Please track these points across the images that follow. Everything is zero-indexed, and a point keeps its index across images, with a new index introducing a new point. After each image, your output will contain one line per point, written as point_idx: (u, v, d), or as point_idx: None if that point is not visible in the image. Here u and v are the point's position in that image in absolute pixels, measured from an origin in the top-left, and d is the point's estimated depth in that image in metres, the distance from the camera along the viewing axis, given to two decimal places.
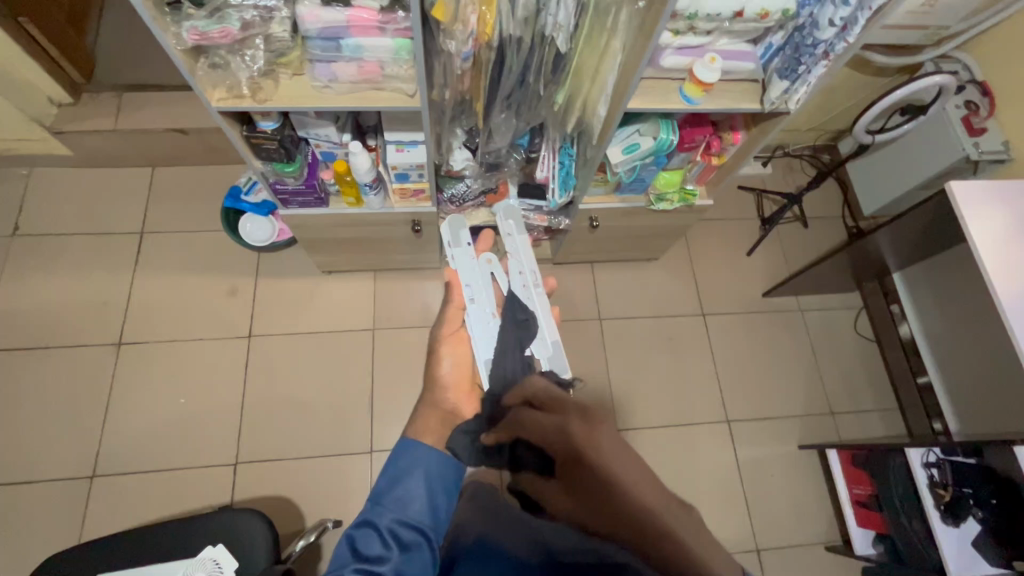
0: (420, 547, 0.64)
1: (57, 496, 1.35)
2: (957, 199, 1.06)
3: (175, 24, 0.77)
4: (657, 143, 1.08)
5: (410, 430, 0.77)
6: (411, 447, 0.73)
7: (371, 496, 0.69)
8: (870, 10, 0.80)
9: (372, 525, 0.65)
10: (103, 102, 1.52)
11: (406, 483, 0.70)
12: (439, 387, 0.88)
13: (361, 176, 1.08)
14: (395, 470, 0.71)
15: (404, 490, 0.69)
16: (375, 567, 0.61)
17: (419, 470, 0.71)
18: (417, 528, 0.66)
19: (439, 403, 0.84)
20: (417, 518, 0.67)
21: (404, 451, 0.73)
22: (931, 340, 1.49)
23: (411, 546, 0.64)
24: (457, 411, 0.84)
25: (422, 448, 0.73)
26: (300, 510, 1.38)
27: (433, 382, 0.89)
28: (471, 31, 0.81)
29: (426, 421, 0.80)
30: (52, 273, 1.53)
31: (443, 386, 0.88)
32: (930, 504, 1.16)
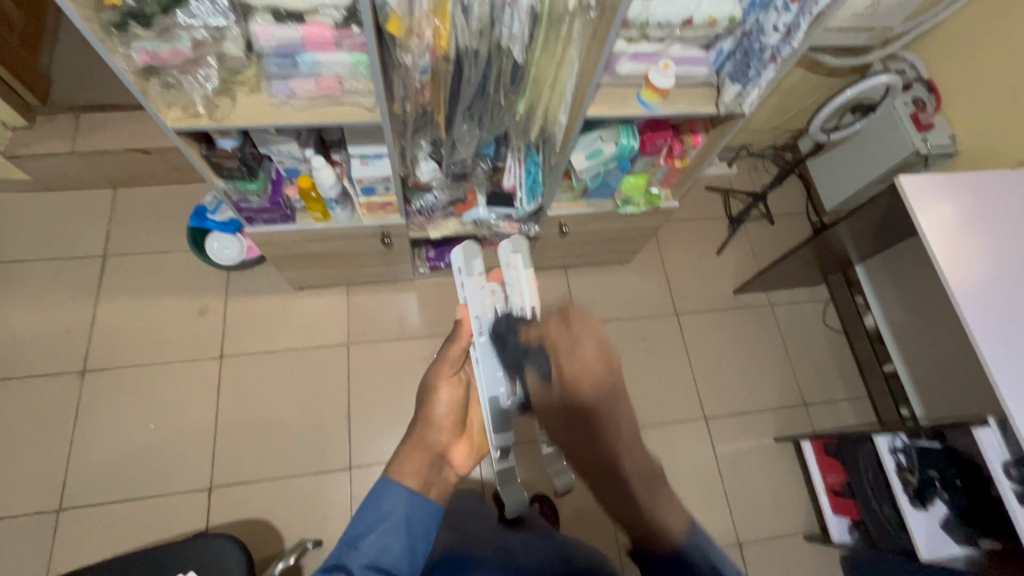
0: None
1: (22, 532, 1.30)
2: (906, 192, 1.11)
3: (124, 45, 0.76)
4: (619, 149, 1.10)
5: (392, 468, 0.75)
6: (388, 486, 0.72)
7: (342, 539, 0.69)
8: (811, 15, 0.82)
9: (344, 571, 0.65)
10: (59, 124, 1.49)
11: (380, 528, 0.69)
12: (430, 424, 0.81)
13: (326, 191, 1.09)
14: (367, 512, 0.70)
15: (376, 537, 0.68)
16: None
17: (396, 516, 0.70)
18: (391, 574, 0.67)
19: (430, 443, 0.79)
20: (392, 563, 0.67)
21: (383, 494, 0.71)
22: (894, 329, 1.53)
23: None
24: (446, 453, 0.80)
25: (401, 488, 0.72)
26: (279, 532, 1.35)
27: (424, 418, 0.82)
28: (428, 44, 0.83)
29: (412, 456, 0.76)
30: (11, 301, 1.48)
31: (437, 428, 0.81)
32: (899, 488, 1.19)
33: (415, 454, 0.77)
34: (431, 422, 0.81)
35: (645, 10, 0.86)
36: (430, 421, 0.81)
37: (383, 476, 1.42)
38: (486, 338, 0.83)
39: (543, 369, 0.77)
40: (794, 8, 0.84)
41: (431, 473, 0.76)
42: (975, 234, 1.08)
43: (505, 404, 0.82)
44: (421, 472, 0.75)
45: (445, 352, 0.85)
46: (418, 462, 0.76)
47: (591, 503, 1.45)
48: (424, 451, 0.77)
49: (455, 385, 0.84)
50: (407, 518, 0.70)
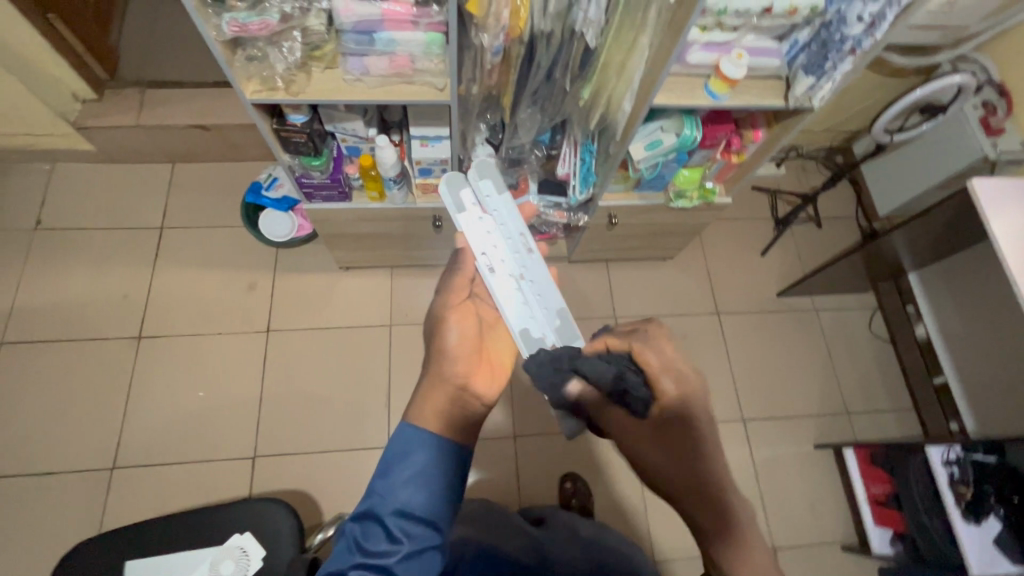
0: (428, 536, 0.62)
1: (78, 487, 1.36)
2: (980, 197, 1.07)
3: (216, 15, 0.78)
4: (681, 139, 1.09)
5: (411, 410, 0.69)
6: (411, 435, 0.66)
7: (367, 490, 0.64)
8: (898, 6, 0.81)
9: (372, 519, 0.62)
10: (126, 98, 1.54)
11: (405, 477, 0.63)
12: (447, 360, 0.74)
13: (387, 170, 1.09)
14: (387, 461, 0.64)
15: (401, 487, 0.63)
16: (380, 561, 0.59)
17: (416, 459, 0.64)
18: (417, 521, 0.62)
19: (448, 379, 0.72)
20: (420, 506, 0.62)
21: (403, 441, 0.65)
22: (947, 339, 1.51)
23: (414, 540, 0.61)
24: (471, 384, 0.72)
25: (417, 435, 0.66)
26: (318, 504, 1.39)
27: (439, 354, 0.75)
28: (503, 25, 0.81)
29: (431, 396, 0.70)
30: (74, 266, 1.55)
31: (453, 359, 0.75)
32: (951, 501, 1.13)
33: (431, 396, 0.70)
34: (445, 357, 0.75)
35: None
36: (445, 353, 0.75)
37: None
38: (498, 272, 0.88)
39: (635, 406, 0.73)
40: None
41: (451, 415, 0.68)
42: None
43: (537, 333, 0.87)
44: (442, 412, 0.68)
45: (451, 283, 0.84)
46: (435, 400, 0.69)
47: (626, 496, 1.44)
48: (442, 390, 0.71)
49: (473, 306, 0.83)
50: (425, 463, 0.64)
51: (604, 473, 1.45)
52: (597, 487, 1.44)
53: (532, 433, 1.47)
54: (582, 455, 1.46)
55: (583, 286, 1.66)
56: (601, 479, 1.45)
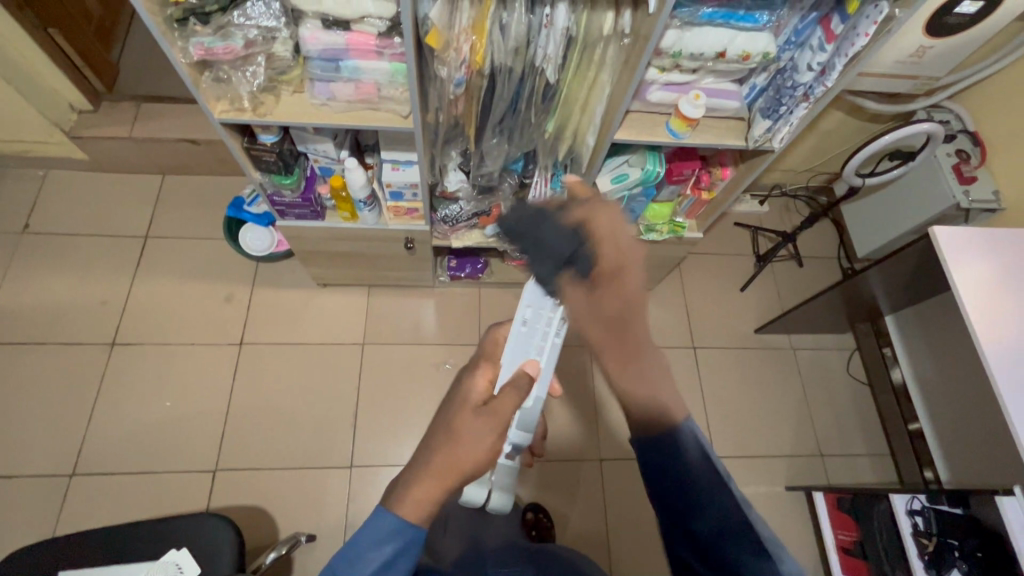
0: None
1: (35, 492, 1.35)
2: (942, 246, 1.07)
3: (182, 39, 0.81)
4: (645, 174, 1.10)
5: (392, 485, 0.60)
6: (384, 522, 0.57)
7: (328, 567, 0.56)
8: (846, 57, 0.86)
9: None
10: (121, 110, 1.59)
11: (372, 564, 0.55)
12: (452, 443, 0.60)
13: (356, 192, 1.12)
14: (353, 548, 0.56)
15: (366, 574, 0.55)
16: None
17: (386, 548, 0.56)
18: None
19: (457, 459, 0.59)
20: None
21: (374, 526, 0.57)
22: (922, 385, 1.49)
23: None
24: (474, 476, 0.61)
25: (391, 520, 0.57)
26: (275, 522, 1.37)
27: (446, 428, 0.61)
28: (464, 59, 0.85)
29: (430, 478, 0.58)
30: (56, 272, 1.57)
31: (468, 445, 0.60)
32: (914, 554, 1.16)
33: (436, 473, 0.59)
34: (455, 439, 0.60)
35: (678, 42, 0.85)
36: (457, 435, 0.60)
37: (384, 478, 1.43)
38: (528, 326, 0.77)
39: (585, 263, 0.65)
40: (829, 48, 0.87)
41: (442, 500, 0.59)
42: (1016, 293, 1.03)
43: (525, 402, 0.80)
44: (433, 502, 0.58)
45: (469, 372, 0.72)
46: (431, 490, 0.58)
47: (588, 530, 1.41)
48: (447, 471, 0.59)
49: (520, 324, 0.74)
50: (397, 551, 0.56)
51: (568, 505, 1.42)
52: (560, 518, 1.41)
53: None
54: (546, 484, 1.44)
55: None
56: (564, 511, 1.42)
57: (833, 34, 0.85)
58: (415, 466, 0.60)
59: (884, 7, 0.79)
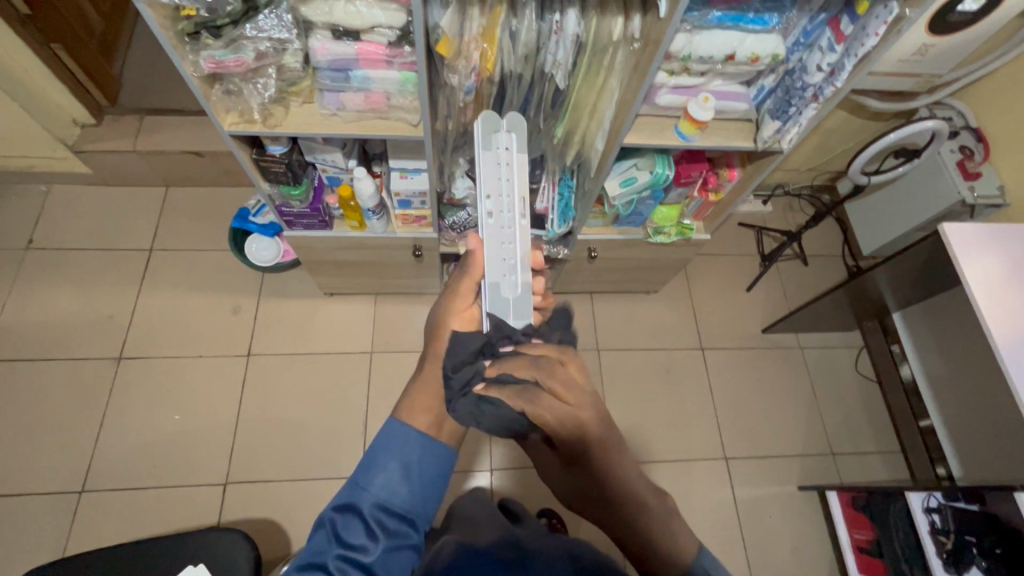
0: (405, 536, 0.61)
1: (44, 510, 1.34)
2: (951, 243, 1.07)
3: (193, 52, 0.81)
4: (654, 177, 1.10)
5: (402, 406, 0.69)
6: (399, 430, 0.66)
7: (350, 481, 0.63)
8: (855, 57, 0.87)
9: (354, 512, 0.61)
10: (125, 124, 1.59)
11: (391, 469, 0.63)
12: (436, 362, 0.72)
13: (364, 201, 1.11)
14: (373, 458, 0.64)
15: (386, 478, 0.63)
16: (359, 556, 0.58)
17: (403, 455, 0.64)
18: (402, 514, 0.62)
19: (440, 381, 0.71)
20: (406, 506, 0.62)
21: (388, 436, 0.65)
22: (933, 382, 1.48)
23: (395, 537, 0.60)
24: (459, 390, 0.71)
25: (412, 431, 0.66)
26: (288, 534, 1.36)
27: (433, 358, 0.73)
28: (474, 66, 0.86)
29: (420, 392, 0.69)
30: (61, 286, 1.56)
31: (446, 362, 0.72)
32: (931, 551, 1.17)
33: (426, 392, 0.69)
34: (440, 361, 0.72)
35: (688, 45, 0.85)
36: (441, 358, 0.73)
37: None
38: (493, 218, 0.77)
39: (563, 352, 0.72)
40: (839, 48, 0.87)
41: (442, 409, 0.68)
42: None
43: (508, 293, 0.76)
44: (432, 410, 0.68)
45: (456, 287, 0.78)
46: (426, 400, 0.68)
47: (602, 534, 1.40)
48: (433, 386, 0.69)
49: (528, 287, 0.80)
50: (416, 458, 0.64)
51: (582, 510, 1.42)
52: (573, 523, 1.40)
53: (508, 464, 1.44)
54: None
55: None
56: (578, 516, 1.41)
57: (842, 34, 0.86)
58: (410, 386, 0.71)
59: (894, 7, 0.79)
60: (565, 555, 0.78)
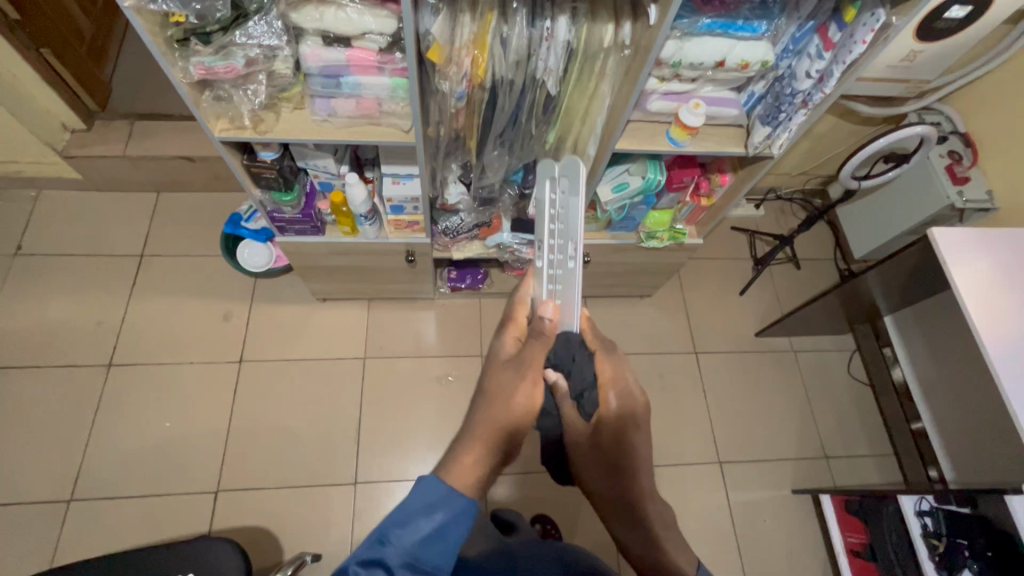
0: None
1: (32, 519, 1.32)
2: (941, 247, 1.08)
3: (183, 59, 0.81)
4: (646, 182, 1.11)
5: (444, 458, 0.67)
6: (435, 485, 0.64)
7: (373, 535, 0.62)
8: (843, 64, 0.87)
9: (380, 568, 0.59)
10: (115, 129, 1.58)
11: (424, 529, 0.62)
12: (497, 411, 0.70)
13: (356, 207, 1.11)
14: (406, 509, 0.63)
15: (416, 536, 0.61)
16: None
17: (437, 513, 0.63)
18: (427, 575, 0.61)
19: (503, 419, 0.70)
20: (433, 561, 0.62)
21: (423, 489, 0.64)
22: (924, 386, 1.48)
23: None
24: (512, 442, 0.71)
25: (444, 486, 0.64)
26: (280, 542, 1.35)
27: (492, 397, 0.71)
28: (465, 73, 0.86)
29: (473, 445, 0.68)
30: (50, 292, 1.55)
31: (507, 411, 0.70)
32: (924, 556, 1.18)
33: (480, 440, 0.68)
34: (498, 410, 0.70)
35: (678, 52, 0.85)
36: (503, 407, 0.70)
37: (389, 493, 1.41)
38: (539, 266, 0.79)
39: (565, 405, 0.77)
40: (827, 55, 0.87)
41: (490, 466, 0.68)
42: (1014, 292, 1.04)
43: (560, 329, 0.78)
44: (481, 462, 0.67)
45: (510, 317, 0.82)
46: (482, 452, 0.68)
47: (597, 540, 1.39)
48: (488, 433, 0.69)
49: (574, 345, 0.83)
50: (448, 517, 0.63)
51: (577, 516, 1.41)
52: (568, 529, 1.39)
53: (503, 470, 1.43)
54: (553, 495, 1.43)
55: None
56: (573, 522, 1.40)
57: (830, 41, 0.87)
58: (462, 436, 0.69)
59: (881, 15, 0.80)
60: (557, 562, 0.78)
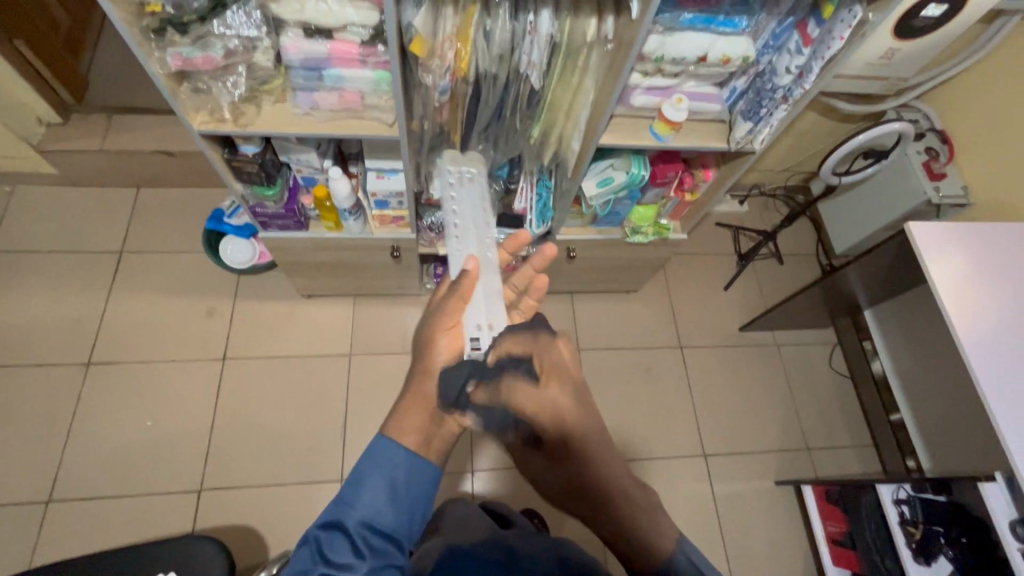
0: (391, 556, 0.59)
1: (8, 521, 1.29)
2: (917, 242, 1.10)
3: (159, 49, 0.80)
4: (629, 178, 1.12)
5: (390, 420, 0.64)
6: (387, 447, 0.62)
7: (336, 497, 0.60)
8: (822, 59, 0.89)
9: (340, 533, 0.58)
10: (92, 123, 1.54)
11: (381, 489, 0.60)
12: (423, 376, 0.67)
13: (340, 202, 1.10)
14: (362, 472, 0.61)
15: (373, 496, 0.60)
16: None
17: (394, 474, 0.61)
18: (387, 537, 0.60)
19: (426, 394, 0.65)
20: (393, 525, 0.60)
21: (376, 453, 0.61)
22: (903, 378, 1.51)
23: (381, 556, 0.58)
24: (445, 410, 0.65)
25: (399, 449, 0.62)
26: (265, 540, 1.34)
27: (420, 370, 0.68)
28: (448, 66, 0.86)
29: (408, 410, 0.65)
30: (26, 290, 1.51)
31: (434, 378, 0.66)
32: (901, 542, 1.19)
33: (409, 408, 0.65)
34: (425, 376, 0.67)
35: (660, 46, 0.86)
36: (428, 373, 0.67)
37: None
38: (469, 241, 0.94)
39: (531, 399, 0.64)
40: (806, 51, 0.89)
41: (432, 425, 0.64)
42: (987, 286, 1.07)
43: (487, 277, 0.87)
44: (421, 429, 0.64)
45: (443, 302, 0.75)
46: (415, 416, 0.64)
47: (584, 533, 1.41)
48: (420, 403, 0.65)
49: (521, 276, 0.85)
50: (405, 478, 0.61)
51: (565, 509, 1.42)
52: (557, 522, 1.40)
53: (491, 465, 1.44)
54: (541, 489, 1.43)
55: (546, 317, 1.66)
56: (561, 516, 1.41)
57: (809, 37, 0.88)
58: (399, 398, 0.66)
59: (858, 11, 0.82)
60: (546, 551, 0.78)
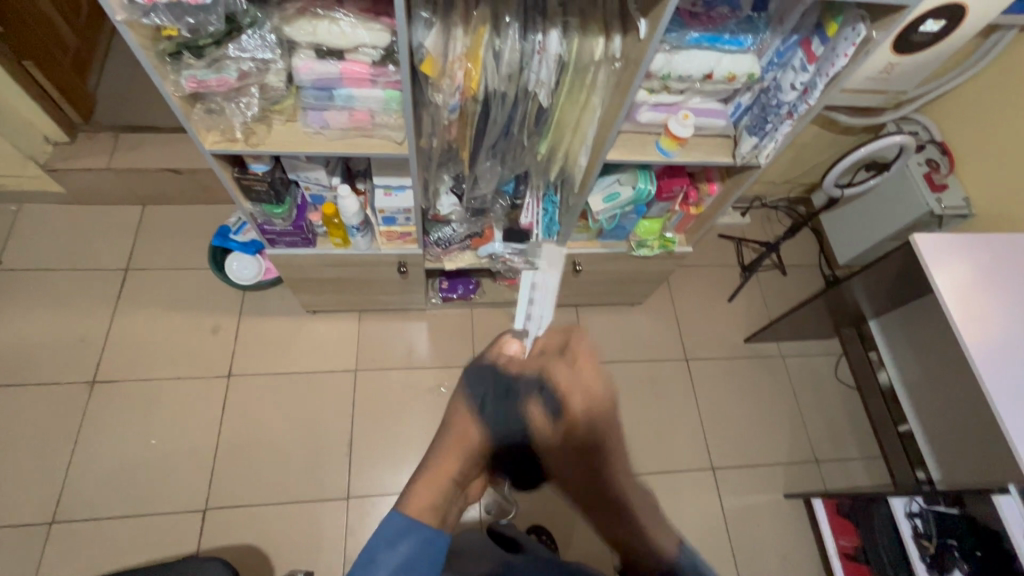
0: None
1: (10, 543, 1.27)
2: (923, 253, 1.11)
3: (174, 72, 0.81)
4: (636, 192, 1.13)
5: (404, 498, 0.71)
6: (401, 522, 0.68)
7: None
8: (826, 77, 0.89)
9: None
10: (100, 142, 1.55)
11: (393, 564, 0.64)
12: (461, 439, 0.78)
13: (348, 218, 1.11)
14: (372, 550, 0.65)
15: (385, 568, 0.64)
16: None
17: (408, 542, 0.67)
18: None
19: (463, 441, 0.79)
20: None
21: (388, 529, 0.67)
22: (909, 388, 1.52)
23: None
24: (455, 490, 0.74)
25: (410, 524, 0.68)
26: (271, 560, 1.32)
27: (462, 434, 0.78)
28: (458, 85, 0.86)
29: (427, 485, 0.72)
30: (31, 308, 1.51)
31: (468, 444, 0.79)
32: (915, 555, 1.20)
33: (442, 467, 0.75)
34: (461, 437, 0.79)
35: (667, 65, 0.87)
36: (466, 439, 0.78)
37: (383, 507, 1.39)
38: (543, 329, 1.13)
39: (550, 401, 0.78)
40: (811, 68, 0.91)
41: (442, 502, 0.72)
42: (994, 297, 1.07)
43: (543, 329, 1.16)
44: (433, 505, 0.71)
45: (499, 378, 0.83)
46: (433, 491, 0.72)
47: (594, 551, 1.39)
48: (454, 457, 0.77)
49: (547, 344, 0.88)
50: (418, 547, 0.67)
51: (574, 525, 1.41)
52: (566, 538, 1.39)
53: None
54: (549, 505, 1.42)
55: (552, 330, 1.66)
56: (570, 532, 1.40)
57: (814, 54, 0.89)
58: (422, 466, 0.75)
59: (862, 29, 0.82)
60: None
